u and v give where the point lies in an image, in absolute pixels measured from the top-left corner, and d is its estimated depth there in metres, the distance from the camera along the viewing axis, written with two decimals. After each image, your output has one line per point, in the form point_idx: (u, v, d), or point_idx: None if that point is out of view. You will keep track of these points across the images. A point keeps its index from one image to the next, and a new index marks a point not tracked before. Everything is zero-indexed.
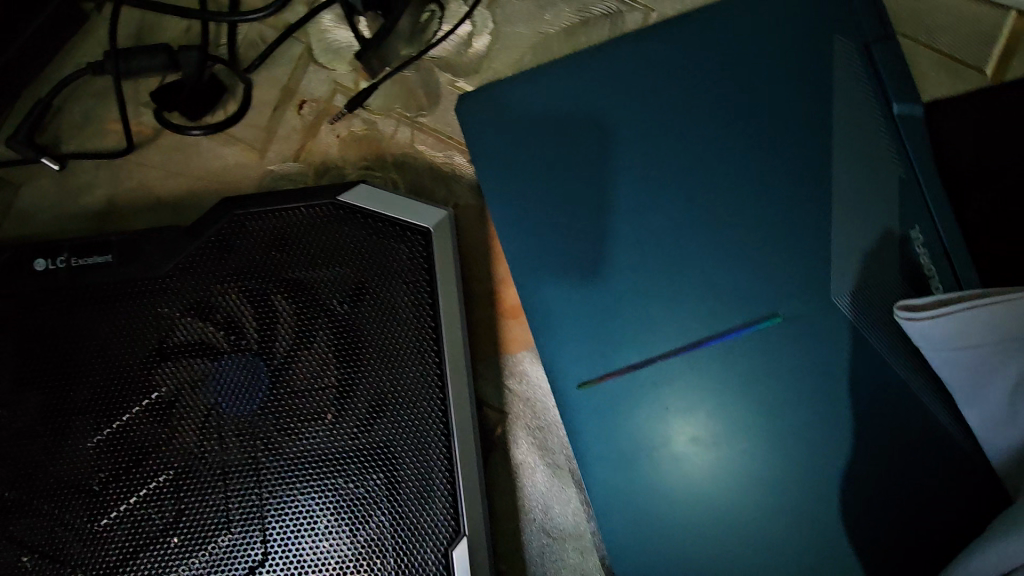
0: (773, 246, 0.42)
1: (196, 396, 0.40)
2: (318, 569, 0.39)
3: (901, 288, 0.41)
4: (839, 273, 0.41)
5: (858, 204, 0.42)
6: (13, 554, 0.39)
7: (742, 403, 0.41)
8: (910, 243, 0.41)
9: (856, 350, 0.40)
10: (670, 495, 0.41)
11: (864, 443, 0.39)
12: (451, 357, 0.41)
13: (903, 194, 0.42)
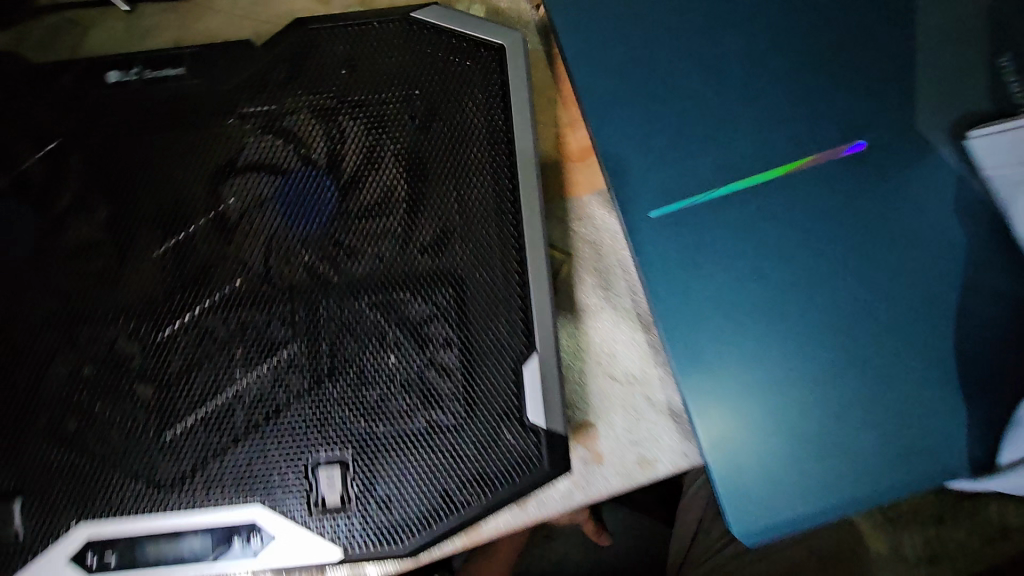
0: (855, 77, 0.41)
1: (264, 211, 0.40)
2: (383, 383, 0.38)
3: (992, 114, 0.39)
4: (922, 103, 0.40)
5: (946, 32, 0.40)
6: (76, 360, 0.39)
7: (821, 233, 0.40)
8: (1002, 67, 0.40)
9: (937, 179, 0.39)
10: (754, 328, 0.39)
11: (943, 271, 0.39)
12: (523, 177, 0.40)
13: (998, 23, 0.40)
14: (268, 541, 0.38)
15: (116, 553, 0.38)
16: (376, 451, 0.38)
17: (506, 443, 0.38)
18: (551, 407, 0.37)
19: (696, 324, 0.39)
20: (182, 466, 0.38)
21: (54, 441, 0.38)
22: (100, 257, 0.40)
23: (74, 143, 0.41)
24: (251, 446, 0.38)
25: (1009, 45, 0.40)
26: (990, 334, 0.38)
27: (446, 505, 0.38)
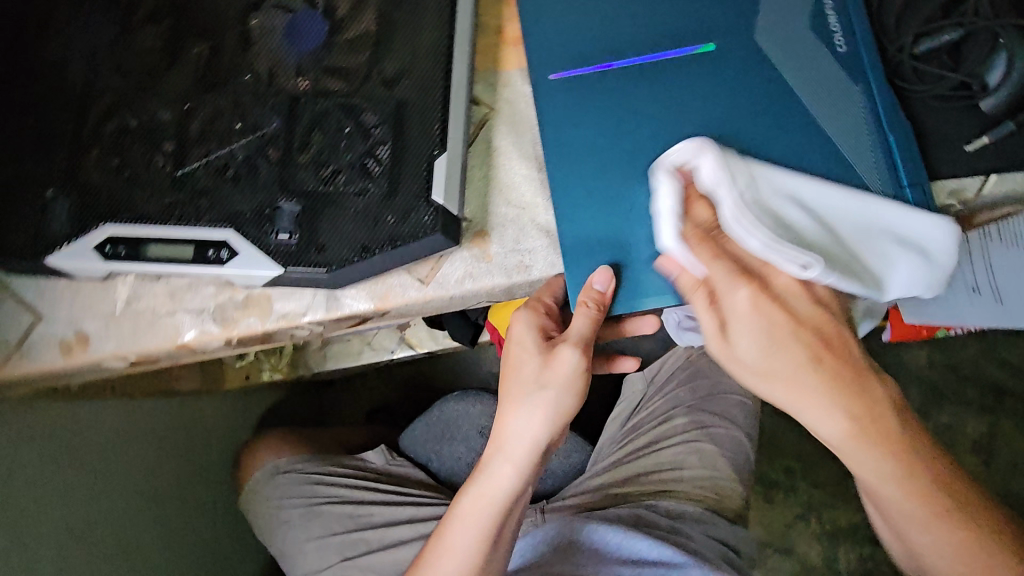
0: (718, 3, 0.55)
1: (275, 36, 0.55)
2: (334, 161, 0.52)
3: (806, 43, 0.54)
4: (762, 26, 0.54)
5: None
6: (126, 117, 0.54)
7: (673, 106, 0.53)
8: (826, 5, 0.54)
9: (763, 80, 0.53)
10: (613, 170, 0.53)
11: (757, 144, 0.52)
12: (458, 37, 0.55)
13: None
14: (232, 257, 0.51)
15: (125, 247, 0.52)
16: (321, 207, 0.51)
17: (415, 216, 0.51)
18: (451, 194, 0.51)
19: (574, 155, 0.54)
20: (184, 196, 0.52)
21: (98, 167, 0.53)
22: (155, 51, 0.55)
23: None
24: (234, 191, 0.52)
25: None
26: None
27: (364, 253, 0.51)
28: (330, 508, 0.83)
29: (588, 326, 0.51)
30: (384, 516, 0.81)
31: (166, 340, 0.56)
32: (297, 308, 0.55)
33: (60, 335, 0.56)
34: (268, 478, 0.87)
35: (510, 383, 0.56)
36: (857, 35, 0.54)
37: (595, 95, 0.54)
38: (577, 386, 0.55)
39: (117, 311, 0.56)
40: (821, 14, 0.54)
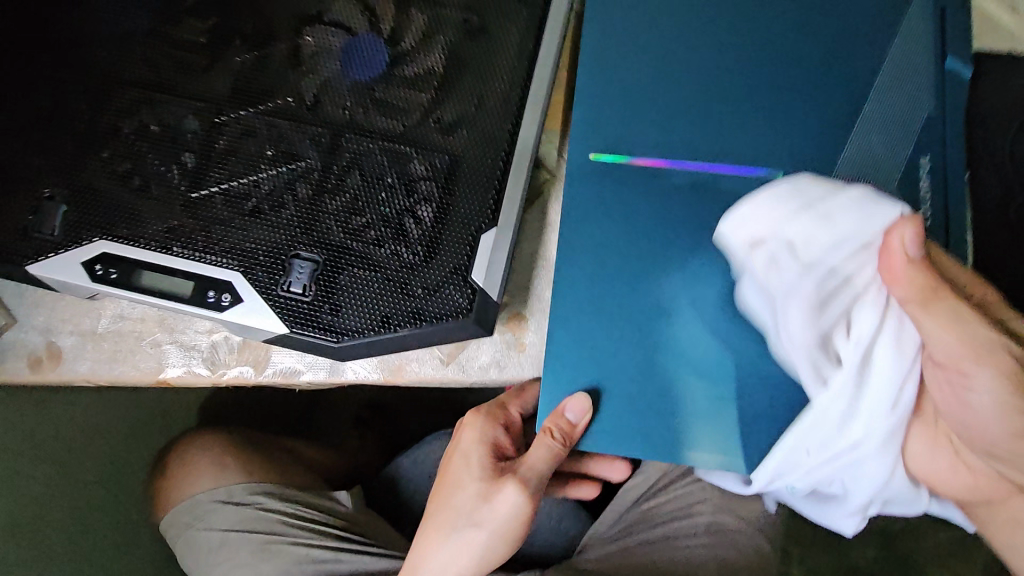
0: (821, 103, 0.47)
1: (328, 58, 0.49)
2: (369, 212, 0.46)
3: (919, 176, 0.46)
4: (851, 162, 0.46)
5: (887, 115, 0.47)
6: (146, 121, 0.48)
7: None
8: (920, 166, 0.46)
9: None
10: (680, 279, 0.46)
11: None
12: (531, 97, 0.48)
13: (930, 122, 0.47)
14: (233, 304, 0.44)
15: (115, 270, 0.45)
16: (343, 263, 0.45)
17: (447, 293, 0.44)
18: (493, 276, 0.44)
19: (593, 272, 0.47)
20: (192, 222, 0.46)
21: (104, 172, 0.47)
22: (191, 50, 0.49)
23: None
24: (251, 226, 0.46)
25: (928, 143, 0.47)
26: None
27: (382, 326, 0.44)
28: (284, 549, 0.63)
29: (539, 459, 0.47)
30: (348, 569, 0.62)
31: (145, 373, 0.49)
32: (296, 365, 0.48)
33: (31, 345, 0.50)
34: (201, 508, 0.66)
35: (437, 507, 0.52)
36: (948, 202, 0.46)
37: (619, 215, 0.47)
38: (510, 533, 0.49)
39: (99, 329, 0.50)
40: (911, 179, 0.46)
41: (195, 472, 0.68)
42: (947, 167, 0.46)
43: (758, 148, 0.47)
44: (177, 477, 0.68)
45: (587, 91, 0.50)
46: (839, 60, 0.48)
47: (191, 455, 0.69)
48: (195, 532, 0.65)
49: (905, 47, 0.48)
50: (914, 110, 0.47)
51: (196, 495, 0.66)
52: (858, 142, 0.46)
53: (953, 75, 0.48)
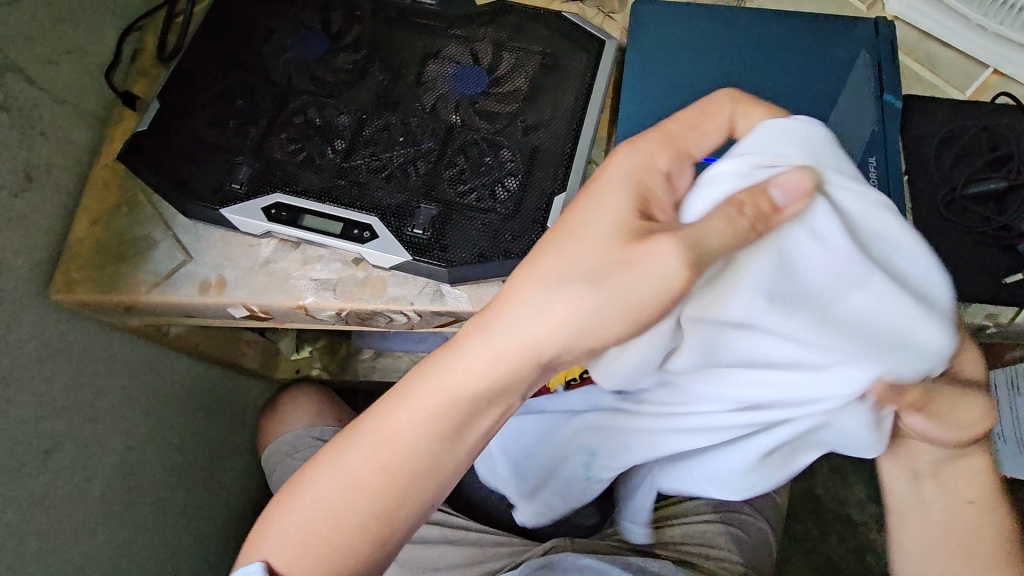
0: (798, 123, 0.66)
1: (444, 80, 0.69)
2: (472, 180, 0.63)
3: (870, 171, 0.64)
4: None
5: (850, 127, 0.65)
6: (312, 115, 0.67)
7: None
8: (871, 163, 0.64)
9: None
10: None
11: None
12: (589, 111, 0.67)
13: (879, 133, 0.65)
14: (372, 239, 0.61)
15: (286, 212, 0.62)
16: (453, 214, 0.62)
17: (528, 237, 0.61)
18: (562, 225, 0.61)
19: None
20: (342, 183, 0.63)
21: (280, 148, 0.65)
22: (346, 71, 0.69)
23: (358, 20, 0.72)
24: (385, 187, 0.63)
25: (880, 145, 0.64)
26: None
27: (479, 259, 0.60)
28: None
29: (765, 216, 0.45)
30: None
31: (289, 298, 0.65)
32: (407, 294, 0.63)
33: (203, 275, 0.65)
34: (298, 442, 0.94)
35: (563, 234, 0.49)
36: (893, 188, 0.63)
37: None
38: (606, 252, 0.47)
39: (256, 266, 0.66)
40: (865, 169, 0.63)
41: (295, 415, 0.99)
42: (891, 166, 0.64)
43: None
44: (281, 419, 0.99)
45: (629, 109, 0.68)
46: (810, 92, 0.67)
47: (291, 404, 1.01)
48: (290, 462, 0.92)
49: (857, 80, 0.67)
50: (866, 121, 0.65)
51: (295, 432, 0.96)
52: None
53: (891, 106, 0.66)
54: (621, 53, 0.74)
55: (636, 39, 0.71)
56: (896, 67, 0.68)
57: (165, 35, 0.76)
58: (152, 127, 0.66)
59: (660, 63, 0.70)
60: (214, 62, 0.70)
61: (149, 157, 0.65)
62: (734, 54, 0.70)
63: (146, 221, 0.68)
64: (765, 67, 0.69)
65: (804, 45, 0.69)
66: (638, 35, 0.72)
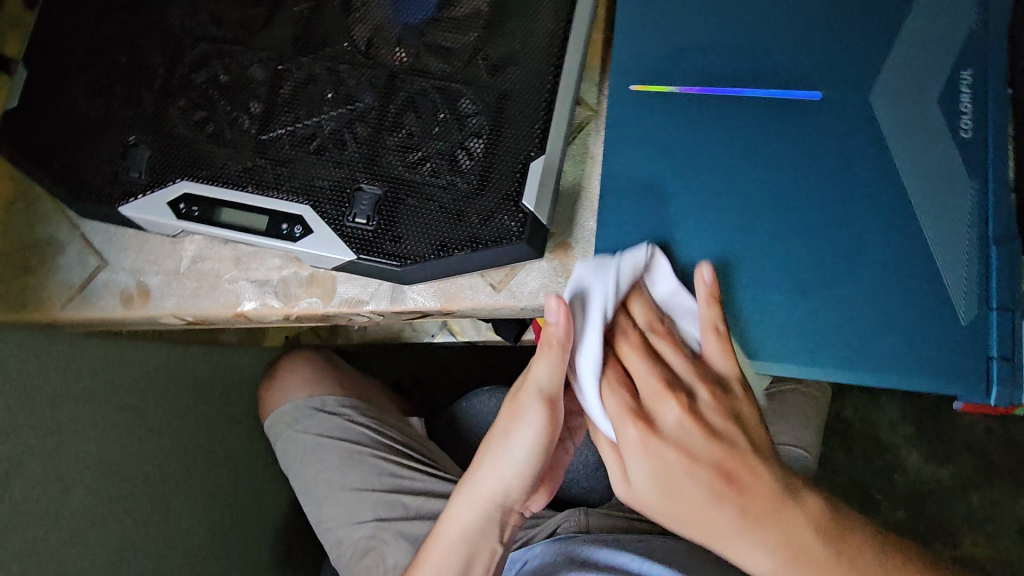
0: (856, 24, 0.47)
1: (380, 5, 0.52)
2: (425, 147, 0.49)
3: (961, 88, 0.46)
4: (892, 73, 0.46)
5: (933, 26, 0.47)
6: (216, 70, 0.52)
7: (791, 139, 0.46)
8: (963, 79, 0.46)
9: (900, 123, 0.45)
10: (701, 201, 0.47)
11: (888, 193, 0.45)
12: (574, 36, 0.50)
13: (974, 33, 0.46)
14: (304, 235, 0.48)
15: (197, 208, 0.50)
16: (402, 195, 0.48)
17: (499, 220, 0.47)
18: (542, 201, 0.47)
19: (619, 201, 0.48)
20: (262, 162, 0.50)
21: (182, 120, 0.51)
22: (254, 4, 0.53)
23: None
24: (317, 164, 0.49)
25: (969, 54, 0.46)
26: (891, 253, 0.44)
27: (440, 251, 0.48)
28: (372, 460, 0.80)
29: (661, 390, 0.43)
30: (423, 488, 0.78)
31: (225, 307, 0.54)
32: (361, 295, 0.52)
33: (122, 284, 0.55)
34: (299, 413, 0.84)
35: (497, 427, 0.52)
36: (990, 122, 0.45)
37: (652, 139, 0.48)
38: (692, 487, 0.41)
39: (181, 269, 0.55)
40: (955, 88, 0.46)
41: (289, 386, 0.87)
42: (993, 79, 0.46)
43: (791, 66, 0.48)
44: (278, 391, 0.87)
45: (626, 22, 0.50)
46: None
47: (291, 368, 0.89)
48: (291, 435, 0.83)
49: None
50: (960, 17, 0.47)
51: (295, 402, 0.85)
52: (899, 55, 0.46)
53: None
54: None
55: None
56: None
57: None
58: (22, 102, 0.53)
59: None
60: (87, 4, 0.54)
61: (26, 141, 0.52)
62: None
63: (48, 219, 0.57)
64: None
65: None
66: None
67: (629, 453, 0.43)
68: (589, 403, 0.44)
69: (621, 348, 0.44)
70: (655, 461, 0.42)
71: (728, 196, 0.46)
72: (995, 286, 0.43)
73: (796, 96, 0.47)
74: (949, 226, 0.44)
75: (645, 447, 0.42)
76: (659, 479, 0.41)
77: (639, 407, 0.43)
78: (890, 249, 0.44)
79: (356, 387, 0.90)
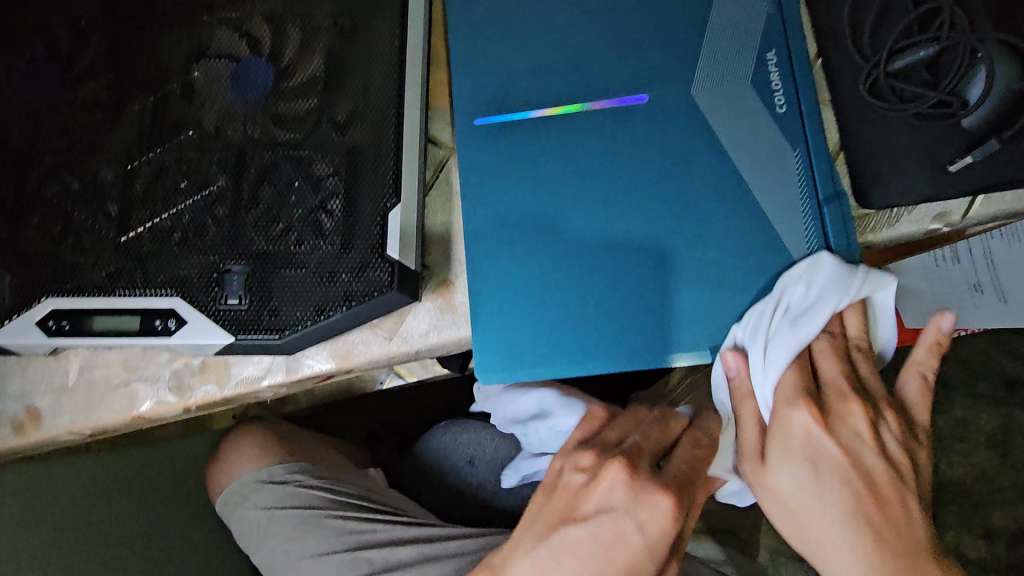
0: (665, 26, 0.51)
1: (219, 86, 0.53)
2: (286, 217, 0.50)
3: (768, 67, 0.49)
4: (704, 67, 0.50)
5: (733, 16, 0.50)
6: (65, 182, 0.52)
7: (628, 144, 0.49)
8: (768, 59, 0.49)
9: (720, 111, 0.49)
10: (558, 219, 0.49)
11: (722, 177, 0.48)
12: (410, 81, 0.52)
13: (770, 15, 0.50)
14: (180, 327, 0.48)
15: (67, 322, 0.49)
16: (272, 267, 0.49)
17: (369, 273, 0.48)
18: (407, 247, 0.48)
19: (483, 230, 0.50)
20: (127, 263, 0.50)
21: (38, 238, 0.51)
22: (94, 108, 0.53)
23: (90, 38, 0.54)
24: (182, 254, 0.49)
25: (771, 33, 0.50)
26: (734, 232, 0.47)
27: (318, 314, 0.48)
28: (330, 521, 0.76)
29: (848, 394, 0.46)
30: (388, 539, 0.75)
31: (122, 413, 0.53)
32: (256, 372, 0.52)
33: (12, 412, 0.54)
34: (246, 489, 0.80)
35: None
36: (800, 93, 0.49)
37: (501, 165, 0.50)
38: (835, 488, 0.45)
39: (70, 383, 0.54)
40: (763, 68, 0.49)
41: (238, 466, 0.83)
42: (792, 55, 0.50)
43: (615, 76, 0.50)
44: (223, 471, 0.83)
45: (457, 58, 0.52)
46: None
47: (236, 446, 0.85)
48: (244, 513, 0.80)
49: None
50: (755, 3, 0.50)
51: (240, 479, 0.82)
52: (709, 49, 0.50)
53: None
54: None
55: None
56: None
57: None
58: None
59: None
60: None
61: None
62: None
63: None
64: None
65: None
66: None
67: (800, 459, 0.45)
68: (766, 380, 0.46)
69: (780, 327, 0.45)
70: (821, 455, 0.45)
71: (582, 208, 0.49)
72: (832, 242, 0.47)
73: (624, 103, 0.49)
74: (780, 197, 0.47)
75: (797, 463, 0.45)
76: (804, 462, 0.45)
77: (826, 407, 0.46)
78: (732, 229, 0.47)
79: (309, 451, 0.86)
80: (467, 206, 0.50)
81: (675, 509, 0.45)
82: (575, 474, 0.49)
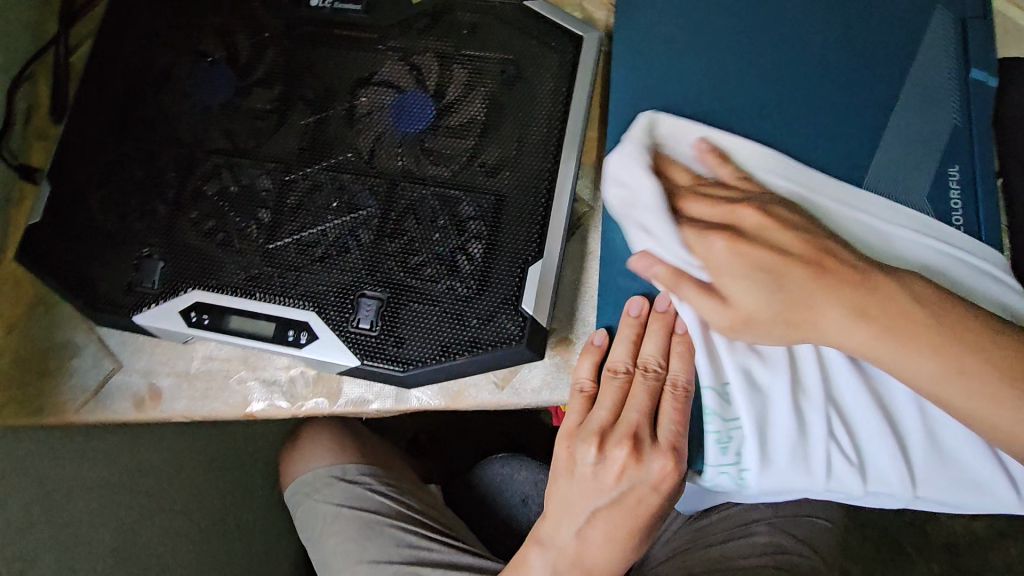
0: (843, 123, 0.49)
1: (381, 115, 0.54)
2: (426, 253, 0.50)
3: (949, 185, 0.47)
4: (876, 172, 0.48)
5: (917, 125, 0.48)
6: (227, 182, 0.54)
7: None
8: (950, 175, 0.47)
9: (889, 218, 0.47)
10: None
11: None
12: (568, 136, 0.52)
13: (956, 131, 0.48)
14: (310, 341, 0.50)
15: (208, 316, 0.51)
16: (404, 299, 0.49)
17: (499, 322, 0.48)
18: (542, 304, 0.48)
19: (619, 300, 0.49)
20: (269, 269, 0.51)
21: (193, 231, 0.53)
22: (265, 115, 0.56)
23: (272, 49, 0.57)
24: (322, 271, 0.51)
25: (957, 151, 0.48)
26: None
27: (442, 355, 0.48)
28: (392, 530, 0.75)
29: (731, 203, 0.45)
30: (442, 559, 0.72)
31: (234, 407, 0.55)
32: (366, 395, 0.53)
33: (135, 388, 0.56)
34: (318, 483, 0.80)
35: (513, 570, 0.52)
36: (982, 218, 0.47)
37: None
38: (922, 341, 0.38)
39: (192, 370, 0.56)
40: (943, 185, 0.47)
41: (308, 459, 0.83)
42: (977, 176, 0.47)
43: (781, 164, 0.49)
44: (296, 461, 0.83)
45: (621, 122, 0.52)
46: (860, 77, 0.50)
47: (307, 440, 0.85)
48: (311, 504, 0.79)
49: (930, 55, 0.50)
50: (942, 116, 0.49)
51: (314, 470, 0.81)
52: (887, 153, 0.48)
53: (979, 84, 0.49)
54: (607, 41, 0.58)
55: (627, 23, 0.54)
56: (981, 35, 0.50)
57: (51, 86, 0.62)
58: (44, 218, 0.55)
59: (658, 48, 0.53)
60: (106, 121, 0.57)
61: (50, 255, 0.55)
62: (757, 30, 0.52)
63: (67, 324, 0.58)
64: (806, 43, 0.51)
65: (850, 12, 0.51)
66: (631, 16, 0.54)
67: (737, 276, 0.43)
68: (665, 245, 0.45)
69: (639, 218, 0.46)
70: (753, 261, 0.43)
71: None
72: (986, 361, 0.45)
73: None
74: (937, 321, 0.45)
75: (751, 279, 0.43)
76: (757, 272, 0.43)
77: (723, 224, 0.45)
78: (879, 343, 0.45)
79: (377, 453, 0.86)
80: (608, 272, 0.49)
81: (682, 403, 0.45)
82: (587, 450, 0.47)
